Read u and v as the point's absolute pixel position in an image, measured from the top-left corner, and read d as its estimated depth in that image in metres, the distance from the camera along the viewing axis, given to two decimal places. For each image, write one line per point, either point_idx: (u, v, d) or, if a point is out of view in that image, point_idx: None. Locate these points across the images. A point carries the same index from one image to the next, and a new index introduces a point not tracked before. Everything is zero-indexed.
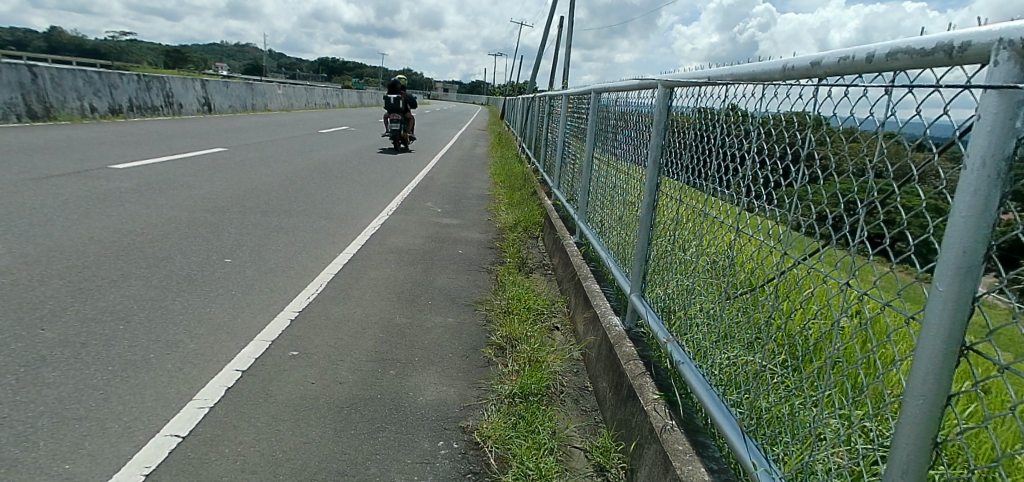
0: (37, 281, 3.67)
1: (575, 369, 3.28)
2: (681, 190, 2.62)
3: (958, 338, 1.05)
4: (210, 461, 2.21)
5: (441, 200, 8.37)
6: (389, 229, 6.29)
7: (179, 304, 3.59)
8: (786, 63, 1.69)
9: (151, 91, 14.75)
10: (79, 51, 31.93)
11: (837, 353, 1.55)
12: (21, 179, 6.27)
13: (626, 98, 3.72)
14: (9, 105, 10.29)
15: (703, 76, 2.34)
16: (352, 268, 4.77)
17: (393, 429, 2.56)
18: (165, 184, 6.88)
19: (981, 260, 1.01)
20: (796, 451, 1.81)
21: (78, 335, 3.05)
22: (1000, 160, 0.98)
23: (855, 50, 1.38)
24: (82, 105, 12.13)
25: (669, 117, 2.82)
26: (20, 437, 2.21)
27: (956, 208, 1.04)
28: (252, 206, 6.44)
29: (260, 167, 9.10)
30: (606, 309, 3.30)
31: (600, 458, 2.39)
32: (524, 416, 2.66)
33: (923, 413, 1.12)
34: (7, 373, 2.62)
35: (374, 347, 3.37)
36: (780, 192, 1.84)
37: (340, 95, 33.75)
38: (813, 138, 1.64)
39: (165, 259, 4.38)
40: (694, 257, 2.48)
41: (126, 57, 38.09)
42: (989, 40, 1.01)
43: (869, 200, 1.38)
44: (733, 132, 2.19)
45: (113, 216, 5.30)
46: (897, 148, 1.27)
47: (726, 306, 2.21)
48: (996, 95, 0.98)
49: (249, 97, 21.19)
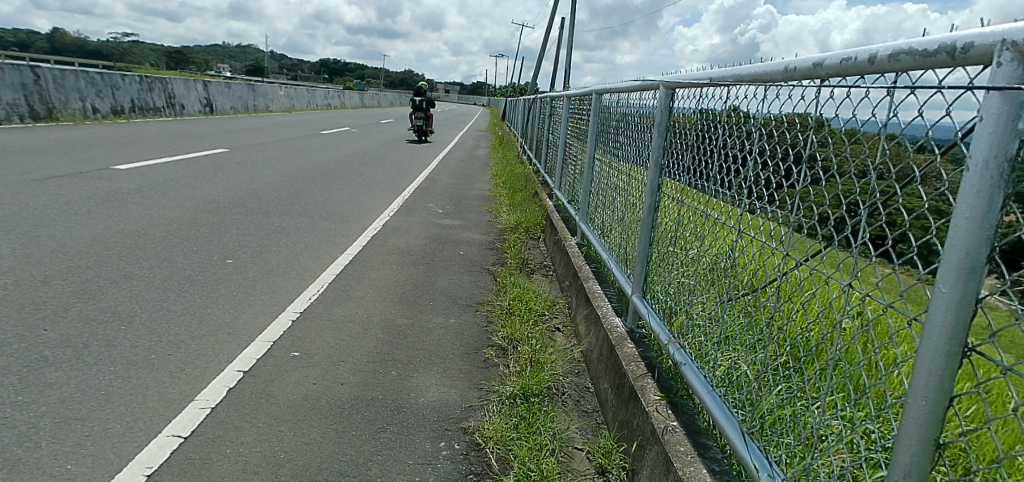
0: (39, 281, 3.68)
1: (576, 370, 3.27)
2: (682, 191, 2.63)
3: (961, 340, 1.05)
4: (213, 462, 2.21)
5: (442, 201, 8.39)
6: (390, 230, 6.29)
7: (181, 305, 3.60)
8: (788, 63, 1.69)
9: (153, 93, 14.79)
10: (81, 52, 32.04)
11: (839, 354, 1.55)
12: (24, 180, 6.28)
13: (627, 99, 3.72)
14: (12, 106, 10.33)
15: (705, 77, 2.34)
16: (354, 269, 4.77)
17: (395, 430, 2.56)
18: (167, 185, 6.90)
19: (984, 261, 1.01)
20: (797, 452, 1.81)
21: (81, 335, 3.06)
22: (1003, 161, 0.98)
23: (857, 51, 1.38)
24: (85, 106, 12.18)
25: (670, 119, 2.82)
26: (22, 437, 2.22)
27: (959, 210, 1.04)
28: (253, 207, 6.45)
29: (262, 168, 9.12)
30: (607, 310, 3.30)
31: (601, 459, 2.39)
32: (526, 417, 2.66)
33: (925, 415, 1.12)
34: (10, 373, 2.63)
35: (375, 347, 3.38)
36: (782, 193, 1.84)
37: (341, 96, 33.80)
38: (815, 139, 1.64)
39: (167, 259, 4.39)
40: (695, 258, 2.48)
41: (128, 58, 38.21)
42: (992, 41, 1.01)
43: (871, 202, 1.38)
44: (735, 133, 2.19)
45: (115, 217, 5.31)
46: (898, 149, 1.27)
47: (728, 307, 2.21)
48: (999, 97, 0.98)
49: (251, 98, 21.24)
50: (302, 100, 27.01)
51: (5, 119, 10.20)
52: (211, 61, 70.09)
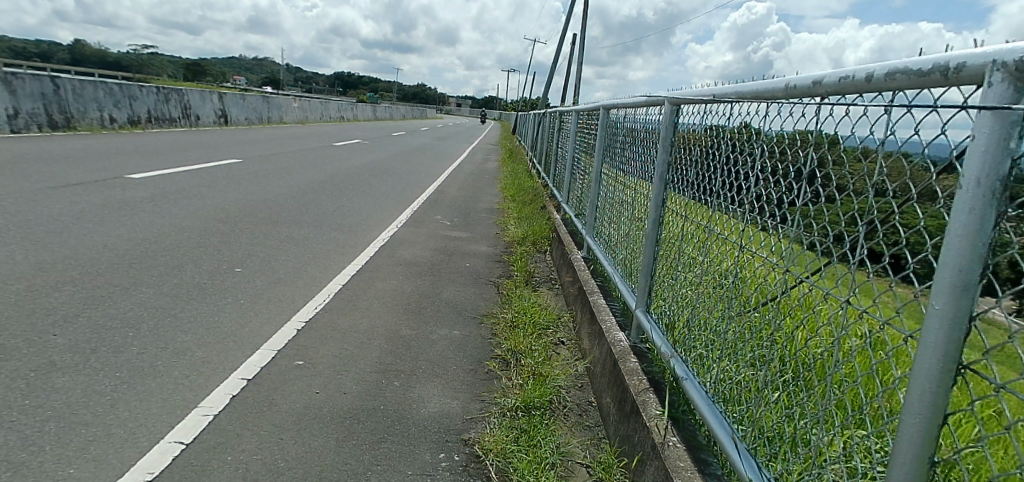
0: (51, 288, 3.74)
1: (579, 384, 3.27)
2: (686, 206, 2.64)
3: (955, 357, 1.06)
4: (213, 469, 2.23)
5: (451, 213, 8.46)
6: (398, 241, 6.34)
7: (187, 313, 3.64)
8: (789, 81, 1.71)
9: (169, 103, 15.09)
10: (101, 64, 32.94)
11: (839, 371, 1.55)
12: (41, 187, 6.42)
13: (634, 114, 3.77)
14: (31, 115, 10.52)
15: (709, 93, 2.37)
16: (360, 279, 4.82)
17: (394, 441, 2.56)
18: (179, 194, 6.99)
19: (977, 279, 1.02)
20: (796, 469, 1.80)
21: (89, 341, 3.11)
22: (996, 180, 0.99)
23: (855, 70, 1.40)
24: (103, 116, 12.42)
25: (675, 134, 2.85)
26: (27, 441, 2.25)
27: (953, 226, 1.04)
28: (263, 216, 6.54)
29: (273, 178, 9.20)
30: (611, 324, 3.31)
31: (601, 473, 2.37)
32: (527, 430, 2.66)
33: (920, 433, 1.11)
34: (19, 377, 2.68)
35: (379, 357, 3.40)
36: (784, 210, 1.85)
37: (354, 109, 34.38)
38: (814, 156, 1.67)
39: (176, 267, 4.45)
40: (699, 273, 2.48)
41: (146, 70, 39.38)
42: (982, 61, 1.03)
43: (869, 218, 1.39)
44: (739, 149, 2.20)
45: (129, 224, 5.41)
46: (896, 167, 1.28)
47: (730, 322, 2.21)
48: (990, 116, 0.98)
49: (265, 109, 21.63)
50: (316, 112, 27.42)
51: (24, 128, 10.39)
52: (229, 74, 71.07)
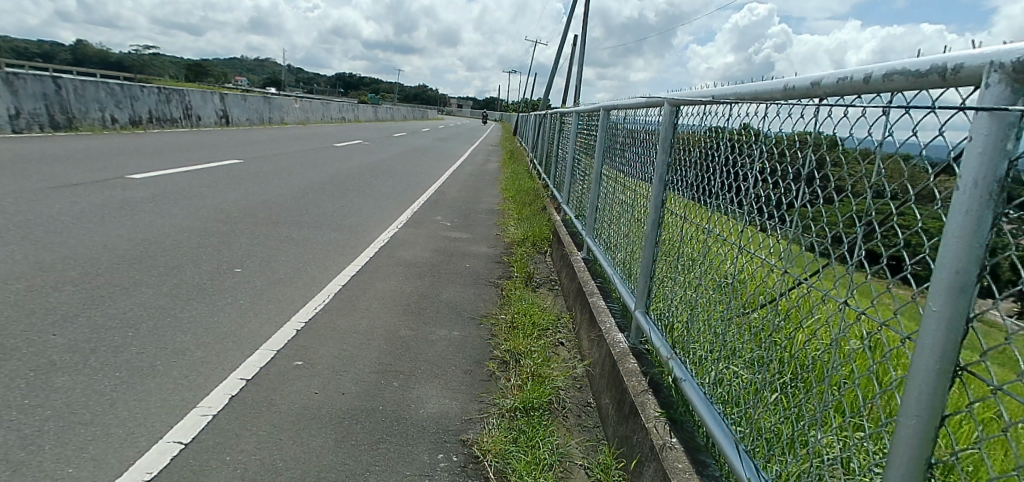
0: (51, 288, 3.74)
1: (579, 386, 3.26)
2: (685, 206, 2.64)
3: (952, 358, 1.05)
4: (212, 468, 2.23)
5: (451, 214, 8.46)
6: (398, 242, 6.34)
7: (187, 313, 3.64)
8: (787, 82, 1.71)
9: (171, 103, 15.11)
10: (103, 65, 33.00)
11: (837, 372, 1.55)
12: (42, 187, 6.42)
13: (634, 115, 3.77)
14: (33, 115, 10.53)
15: (709, 94, 2.37)
16: (360, 280, 4.82)
17: (393, 441, 2.56)
18: (179, 194, 7.00)
19: (974, 281, 1.01)
20: (794, 470, 1.80)
21: (88, 340, 3.11)
22: (992, 181, 0.98)
23: (853, 71, 1.39)
24: (104, 116, 12.44)
25: (674, 135, 2.85)
26: (26, 441, 2.25)
27: (950, 227, 1.04)
28: (263, 217, 6.54)
29: (274, 179, 9.21)
30: (610, 325, 3.31)
31: (599, 474, 2.37)
32: (525, 431, 2.66)
33: (917, 435, 1.11)
34: (19, 376, 2.68)
35: (378, 357, 3.40)
36: (783, 211, 1.85)
37: (355, 110, 34.41)
38: (813, 158, 1.66)
39: (176, 267, 4.45)
40: (698, 275, 2.48)
41: (148, 71, 39.44)
42: (979, 63, 1.03)
43: (868, 219, 1.39)
44: (738, 150, 2.20)
45: (129, 225, 5.41)
46: (895, 168, 1.28)
47: (728, 323, 2.21)
48: (987, 117, 0.98)
49: (266, 110, 21.66)
50: (318, 113, 27.46)
51: (25, 127, 10.40)
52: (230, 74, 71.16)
